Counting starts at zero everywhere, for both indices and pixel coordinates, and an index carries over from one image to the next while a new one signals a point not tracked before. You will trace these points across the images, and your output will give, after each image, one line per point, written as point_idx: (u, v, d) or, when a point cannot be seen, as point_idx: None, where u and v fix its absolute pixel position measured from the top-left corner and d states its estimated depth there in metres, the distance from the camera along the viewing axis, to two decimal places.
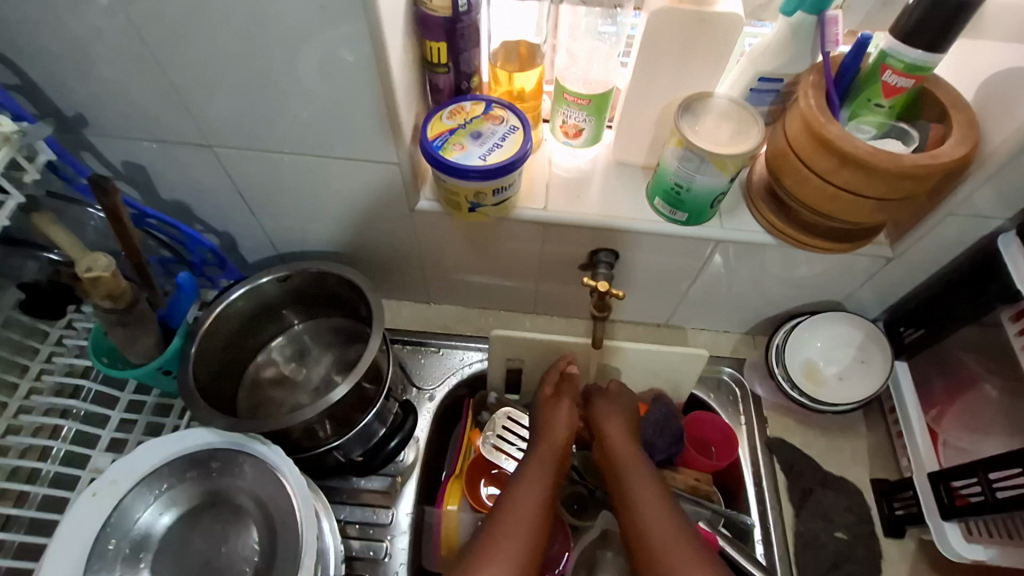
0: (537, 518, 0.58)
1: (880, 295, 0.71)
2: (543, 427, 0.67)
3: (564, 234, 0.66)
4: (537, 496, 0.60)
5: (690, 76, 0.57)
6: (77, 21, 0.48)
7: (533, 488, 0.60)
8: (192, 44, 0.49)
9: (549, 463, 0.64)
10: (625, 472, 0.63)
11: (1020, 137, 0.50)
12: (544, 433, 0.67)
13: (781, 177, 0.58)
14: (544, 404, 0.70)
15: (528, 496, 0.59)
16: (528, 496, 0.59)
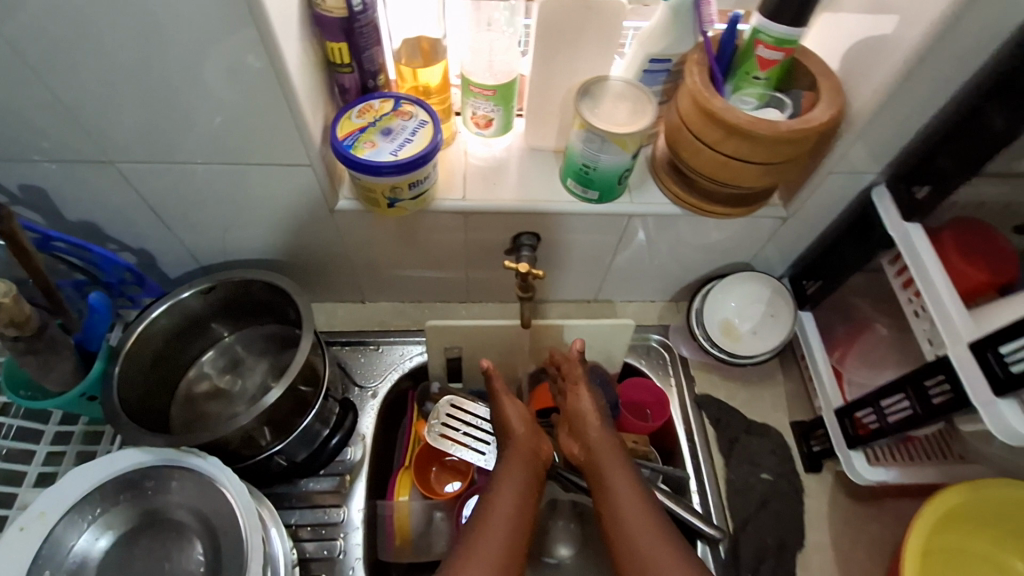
0: (515, 534, 0.52)
1: (782, 253, 0.78)
2: (509, 430, 0.63)
3: (485, 221, 0.68)
4: (512, 501, 0.55)
5: (585, 61, 0.60)
6: None
7: (509, 492, 0.55)
8: (76, 58, 0.47)
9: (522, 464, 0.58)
10: (602, 473, 0.57)
11: (876, 99, 0.55)
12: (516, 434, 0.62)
13: (680, 150, 0.63)
14: (505, 401, 0.65)
15: (504, 501, 0.54)
16: (502, 501, 0.54)
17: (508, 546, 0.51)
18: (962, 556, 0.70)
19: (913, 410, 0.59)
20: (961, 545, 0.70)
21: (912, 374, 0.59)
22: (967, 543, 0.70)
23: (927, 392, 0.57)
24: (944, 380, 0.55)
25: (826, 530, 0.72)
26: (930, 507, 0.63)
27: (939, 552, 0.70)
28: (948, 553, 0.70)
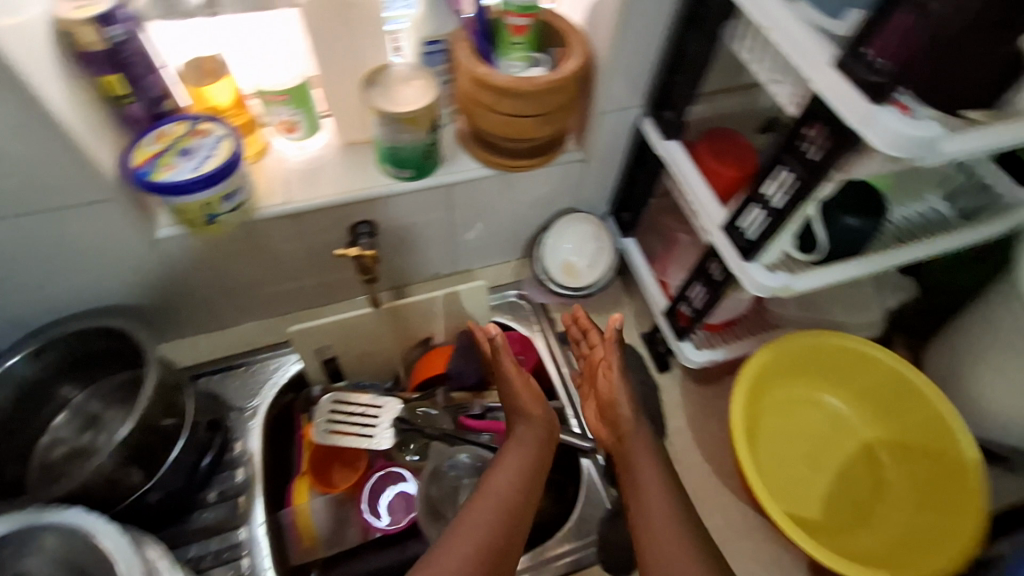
0: (518, 490, 0.67)
1: (596, 192, 0.89)
2: (517, 405, 0.74)
3: (317, 219, 0.72)
4: (511, 482, 0.68)
5: (363, 53, 0.65)
6: None
7: (508, 474, 0.68)
8: None
9: (530, 449, 0.71)
10: (630, 463, 0.70)
11: (611, 44, 0.66)
12: (522, 412, 0.73)
13: (471, 117, 0.69)
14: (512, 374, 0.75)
15: (501, 481, 0.67)
16: (499, 481, 0.67)
17: (498, 522, 0.64)
18: (792, 405, 0.83)
19: (706, 292, 0.71)
20: (789, 396, 0.83)
21: (698, 264, 0.71)
22: (795, 391, 0.83)
23: (710, 274, 0.69)
24: (717, 261, 0.67)
25: (682, 414, 0.84)
26: (744, 372, 0.74)
27: (773, 408, 0.82)
28: (781, 405, 0.82)
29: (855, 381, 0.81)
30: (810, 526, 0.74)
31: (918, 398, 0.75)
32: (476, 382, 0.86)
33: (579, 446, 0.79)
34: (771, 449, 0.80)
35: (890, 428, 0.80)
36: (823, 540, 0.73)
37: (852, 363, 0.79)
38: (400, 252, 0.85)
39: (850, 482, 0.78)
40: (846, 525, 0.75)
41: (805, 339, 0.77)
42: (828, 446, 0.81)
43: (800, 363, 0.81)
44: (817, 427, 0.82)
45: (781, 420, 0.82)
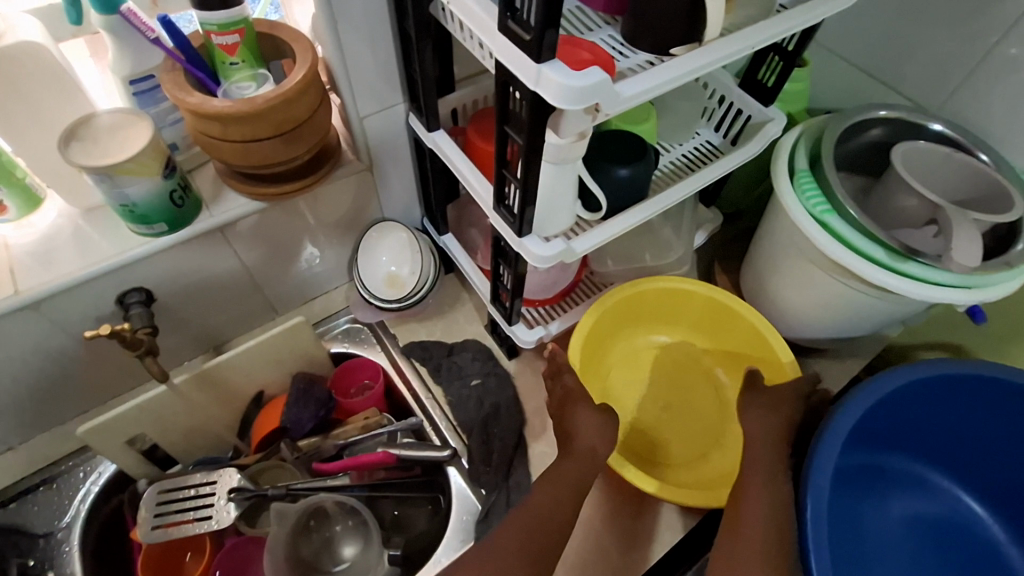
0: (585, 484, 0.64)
1: (400, 197, 0.86)
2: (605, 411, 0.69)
3: (66, 301, 0.63)
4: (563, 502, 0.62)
5: (55, 108, 0.58)
6: None
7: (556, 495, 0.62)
8: None
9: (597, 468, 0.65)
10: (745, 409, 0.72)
11: (334, 43, 0.62)
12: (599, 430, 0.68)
13: (212, 153, 0.63)
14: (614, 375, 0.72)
15: (543, 501, 0.62)
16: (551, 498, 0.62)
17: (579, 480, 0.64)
18: (635, 357, 0.85)
19: (513, 271, 0.69)
20: (630, 349, 0.85)
21: (495, 247, 0.70)
22: (634, 344, 0.86)
23: (506, 251, 0.69)
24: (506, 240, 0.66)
25: (539, 394, 0.83)
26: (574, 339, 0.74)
27: (617, 365, 0.84)
28: (624, 361, 0.85)
29: (685, 318, 0.85)
30: (668, 465, 0.77)
31: (734, 318, 0.79)
32: (320, 422, 0.80)
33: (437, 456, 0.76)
34: (621, 404, 0.81)
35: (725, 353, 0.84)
36: (681, 475, 0.76)
37: (676, 302, 0.82)
38: (201, 311, 0.78)
39: (699, 412, 0.81)
40: (700, 453, 0.78)
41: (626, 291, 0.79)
42: (675, 386, 0.84)
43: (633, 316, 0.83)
44: (662, 371, 0.85)
45: (627, 374, 0.84)
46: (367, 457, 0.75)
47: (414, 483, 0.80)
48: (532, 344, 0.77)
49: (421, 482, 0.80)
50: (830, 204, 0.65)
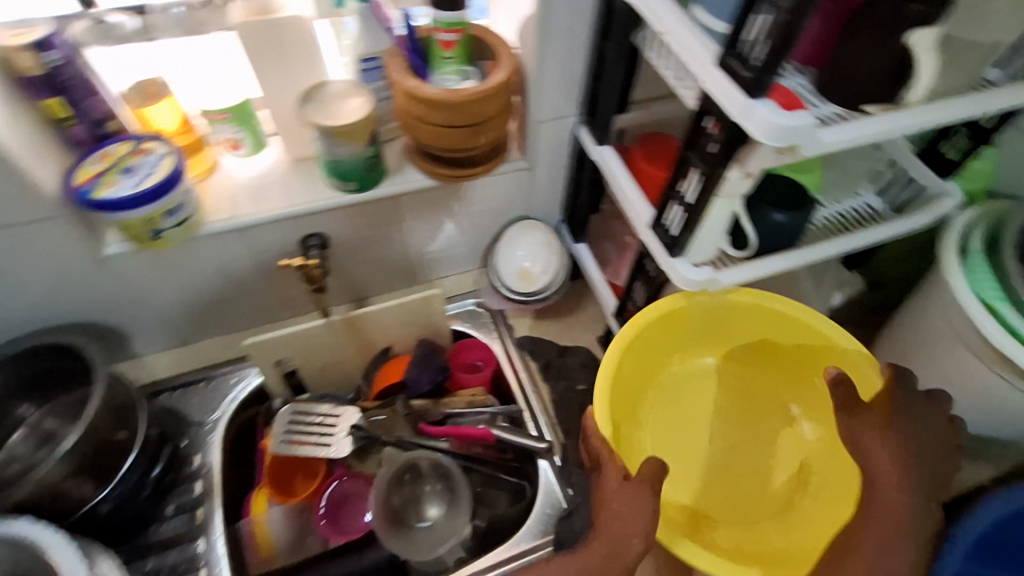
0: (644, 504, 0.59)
1: (547, 200, 0.91)
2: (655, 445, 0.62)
3: (266, 233, 0.74)
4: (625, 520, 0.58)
5: (300, 72, 0.67)
6: None
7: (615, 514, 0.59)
8: None
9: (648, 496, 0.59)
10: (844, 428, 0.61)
11: (536, 54, 0.68)
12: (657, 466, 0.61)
13: (410, 130, 0.72)
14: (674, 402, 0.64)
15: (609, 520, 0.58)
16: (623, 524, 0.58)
17: (638, 496, 0.59)
18: (677, 391, 0.82)
19: (646, 287, 0.74)
20: (675, 380, 0.82)
21: (637, 263, 0.74)
22: (677, 373, 0.82)
23: (648, 269, 0.72)
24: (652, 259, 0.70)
25: None
26: (598, 402, 0.68)
27: (656, 401, 0.81)
28: (663, 398, 0.81)
29: (728, 336, 0.81)
30: (728, 520, 0.73)
31: (784, 322, 0.75)
32: (433, 387, 0.87)
33: (534, 447, 0.79)
34: (665, 446, 0.78)
35: (789, 376, 0.80)
36: (750, 534, 0.72)
37: (718, 318, 0.78)
38: (358, 265, 0.87)
39: (765, 453, 0.78)
40: (775, 509, 0.74)
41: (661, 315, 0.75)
42: (727, 425, 0.80)
43: (665, 345, 0.80)
44: (711, 406, 0.81)
45: (665, 410, 0.81)
46: (470, 429, 0.80)
47: (506, 465, 0.84)
48: None
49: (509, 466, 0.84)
50: (1005, 293, 0.62)
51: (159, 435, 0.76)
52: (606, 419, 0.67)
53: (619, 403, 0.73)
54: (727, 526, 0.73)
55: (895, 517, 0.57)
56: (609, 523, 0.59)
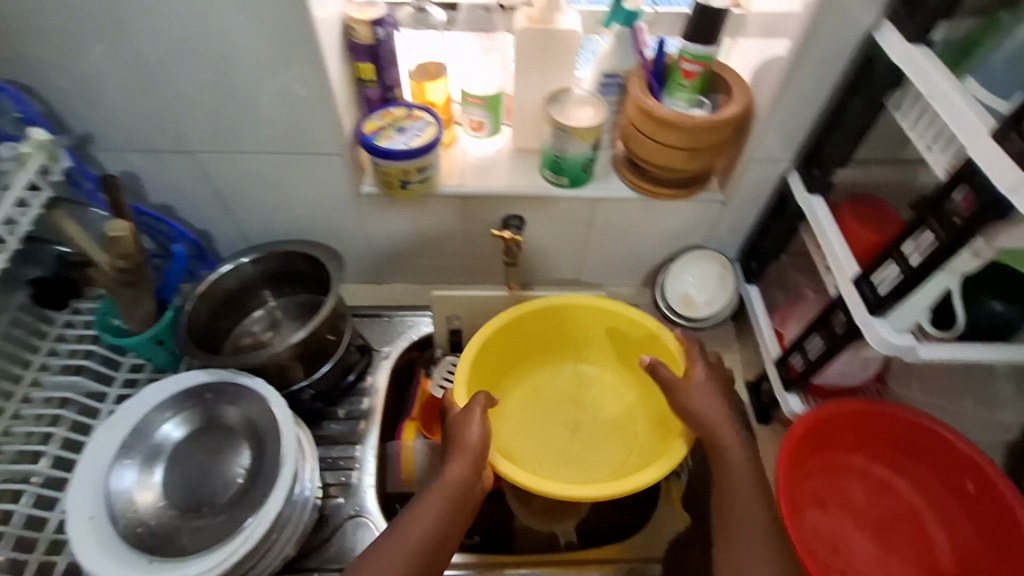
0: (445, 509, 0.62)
1: (730, 236, 0.93)
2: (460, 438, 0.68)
3: (480, 204, 0.85)
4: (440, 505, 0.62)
5: (554, 76, 0.78)
6: (86, 62, 0.65)
7: (440, 495, 0.63)
8: (176, 84, 0.68)
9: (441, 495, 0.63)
10: (718, 444, 0.68)
11: (774, 96, 0.71)
12: (462, 441, 0.67)
13: (630, 144, 0.79)
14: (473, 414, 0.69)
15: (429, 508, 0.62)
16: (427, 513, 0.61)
17: (442, 507, 0.62)
18: (539, 391, 0.92)
19: (825, 343, 0.72)
20: (532, 386, 0.93)
21: (821, 315, 0.73)
22: (530, 380, 0.93)
23: (832, 325, 0.71)
24: (843, 313, 0.68)
25: (772, 465, 0.85)
26: (462, 362, 0.80)
27: (522, 396, 0.91)
28: (531, 395, 0.92)
29: (609, 344, 0.90)
30: (548, 473, 0.84)
31: (616, 318, 0.87)
32: None
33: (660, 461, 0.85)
34: (511, 433, 0.87)
35: (622, 372, 0.92)
36: (565, 477, 0.83)
37: (588, 321, 0.89)
38: (539, 255, 0.96)
39: (570, 454, 0.86)
40: (603, 476, 0.83)
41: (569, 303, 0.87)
42: (564, 421, 0.89)
43: (533, 336, 0.90)
44: (556, 408, 0.91)
45: (528, 404, 0.91)
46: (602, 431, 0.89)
47: None
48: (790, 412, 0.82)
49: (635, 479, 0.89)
50: None
51: (357, 348, 0.89)
52: (465, 374, 0.79)
53: (478, 372, 0.84)
54: (558, 477, 0.83)
55: (746, 505, 0.64)
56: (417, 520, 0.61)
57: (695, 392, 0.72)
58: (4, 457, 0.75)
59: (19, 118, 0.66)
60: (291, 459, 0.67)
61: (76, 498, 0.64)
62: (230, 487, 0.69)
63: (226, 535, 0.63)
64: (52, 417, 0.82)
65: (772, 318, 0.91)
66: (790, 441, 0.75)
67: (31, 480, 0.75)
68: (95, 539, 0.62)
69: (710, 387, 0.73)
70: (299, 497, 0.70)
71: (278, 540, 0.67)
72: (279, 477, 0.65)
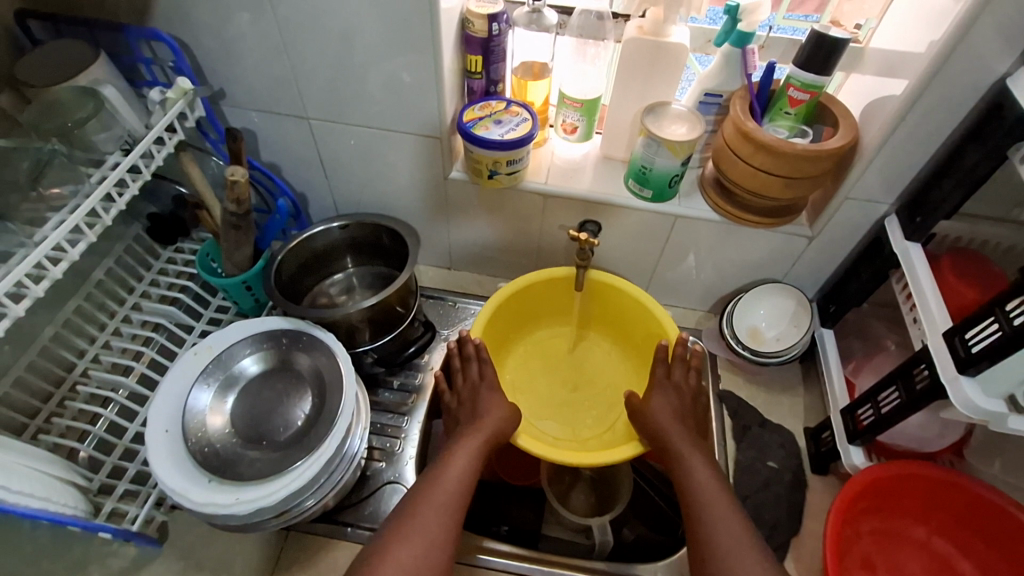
0: (456, 500, 0.64)
1: (810, 275, 0.90)
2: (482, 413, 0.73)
3: (561, 206, 0.86)
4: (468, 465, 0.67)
5: (655, 89, 0.78)
6: (233, 26, 0.72)
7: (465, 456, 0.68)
8: (304, 55, 0.74)
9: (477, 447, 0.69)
10: (678, 452, 0.68)
11: (883, 134, 0.69)
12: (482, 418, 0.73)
13: (721, 165, 0.78)
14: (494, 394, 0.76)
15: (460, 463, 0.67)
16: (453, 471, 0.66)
17: (452, 497, 0.64)
18: (544, 346, 0.98)
19: (900, 398, 0.68)
20: (539, 340, 0.98)
21: (902, 368, 0.68)
22: (539, 335, 0.98)
23: (913, 381, 0.66)
24: (926, 368, 0.64)
25: (821, 519, 0.80)
26: (487, 305, 0.85)
27: (527, 347, 0.97)
28: (537, 348, 0.98)
29: (634, 332, 0.92)
30: (544, 424, 0.90)
31: (633, 302, 0.88)
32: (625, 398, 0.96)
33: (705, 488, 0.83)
34: (519, 380, 0.94)
35: (630, 350, 0.95)
36: (557, 430, 0.89)
37: (620, 304, 0.90)
38: (609, 264, 0.96)
39: (563, 409, 0.92)
40: (592, 433, 0.89)
41: (601, 280, 0.88)
42: (566, 378, 0.96)
43: (562, 301, 0.94)
44: (560, 368, 0.97)
45: (534, 357, 0.97)
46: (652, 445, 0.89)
47: (666, 495, 0.87)
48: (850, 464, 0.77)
49: (669, 500, 0.87)
50: None
51: (422, 325, 0.93)
52: (488, 315, 0.84)
53: (498, 322, 0.88)
54: (538, 421, 0.90)
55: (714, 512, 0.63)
56: (423, 507, 0.62)
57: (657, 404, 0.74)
58: (101, 366, 0.83)
59: (170, 67, 0.74)
60: (349, 413, 0.71)
61: (159, 408, 0.70)
62: (290, 428, 0.74)
63: (278, 471, 0.68)
64: (144, 339, 0.90)
65: (844, 367, 0.86)
66: (846, 495, 0.71)
67: (119, 391, 0.83)
68: (167, 449, 0.68)
69: (667, 399, 0.74)
70: (350, 452, 0.74)
71: (323, 487, 0.71)
72: (335, 428, 0.70)
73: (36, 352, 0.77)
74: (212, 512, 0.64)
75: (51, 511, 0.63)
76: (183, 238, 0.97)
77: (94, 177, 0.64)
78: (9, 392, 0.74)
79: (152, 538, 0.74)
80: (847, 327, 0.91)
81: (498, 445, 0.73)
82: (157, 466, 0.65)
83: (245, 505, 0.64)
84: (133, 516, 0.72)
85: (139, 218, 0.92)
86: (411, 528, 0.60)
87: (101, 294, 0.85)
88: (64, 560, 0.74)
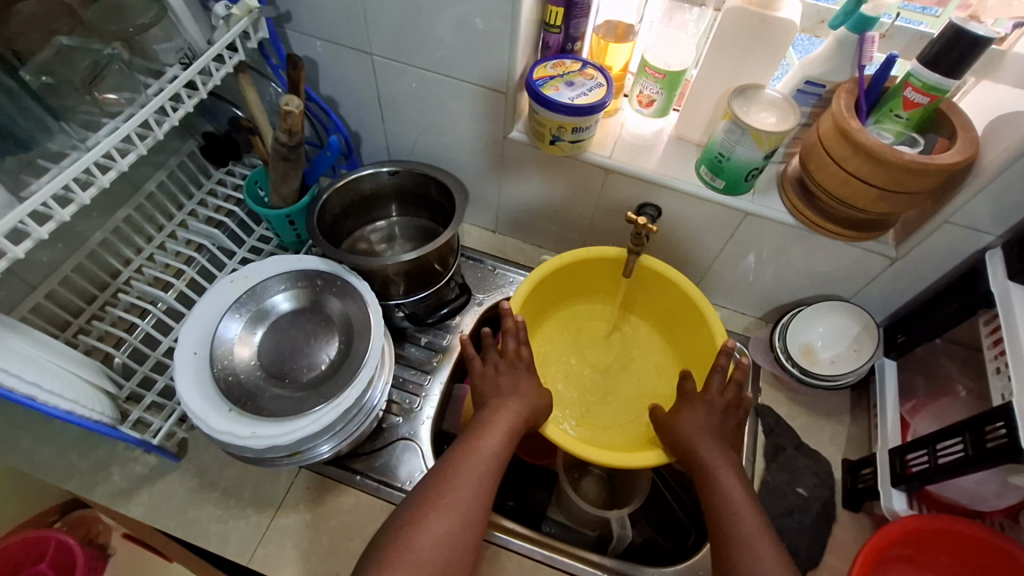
0: (481, 490, 0.58)
1: (881, 299, 0.83)
2: (514, 387, 0.70)
3: (623, 183, 0.80)
4: (503, 442, 0.63)
5: (748, 69, 0.71)
6: None
7: (499, 432, 0.63)
8: None
9: (509, 422, 0.65)
10: (712, 471, 0.63)
11: (1009, 154, 0.59)
12: (517, 392, 0.69)
13: (809, 165, 0.71)
14: (525, 370, 0.73)
15: (493, 438, 0.63)
16: (488, 444, 0.62)
17: (477, 487, 0.58)
18: (579, 323, 0.94)
19: (964, 452, 0.61)
20: (574, 317, 0.94)
21: (973, 420, 0.61)
22: (576, 311, 0.94)
23: (984, 436, 0.59)
24: (1003, 427, 0.57)
25: (845, 558, 0.75)
26: (527, 280, 0.81)
27: (560, 322, 0.94)
28: (570, 325, 0.94)
29: (680, 328, 0.87)
30: (566, 405, 0.87)
31: (683, 298, 0.82)
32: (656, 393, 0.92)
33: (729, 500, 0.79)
34: (546, 356, 0.91)
35: (671, 344, 0.90)
36: (579, 415, 0.86)
37: (668, 296, 0.85)
38: (663, 252, 0.90)
39: (589, 391, 0.89)
40: (616, 422, 0.86)
41: (652, 268, 0.83)
42: (597, 361, 0.92)
43: (608, 281, 0.90)
44: (592, 348, 0.93)
45: (567, 334, 0.94)
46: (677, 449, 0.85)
47: (682, 501, 0.85)
48: (889, 509, 0.71)
49: (685, 508, 0.84)
50: None
51: (457, 287, 0.90)
52: (526, 290, 0.80)
53: (536, 297, 0.85)
54: (564, 401, 0.88)
55: (750, 537, 0.57)
56: (448, 491, 0.57)
57: (697, 414, 0.69)
58: (143, 278, 0.84)
59: None
60: (373, 365, 0.69)
61: (191, 329, 0.71)
62: (315, 369, 0.74)
63: (297, 412, 0.67)
64: (186, 257, 0.90)
65: (900, 403, 0.80)
66: (881, 537, 0.66)
67: (157, 305, 0.84)
68: (193, 371, 0.68)
69: (701, 413, 0.69)
70: (370, 404, 0.73)
71: (338, 433, 0.70)
72: (357, 377, 0.68)
73: (84, 255, 0.78)
74: (228, 441, 0.64)
75: (77, 414, 0.64)
76: (234, 161, 0.95)
77: (151, 89, 0.62)
78: (55, 291, 0.75)
79: (172, 451, 0.77)
80: (910, 360, 0.84)
81: (529, 424, 0.69)
82: (182, 388, 0.66)
83: (260, 439, 0.64)
84: (156, 428, 0.74)
85: (194, 134, 0.92)
86: (435, 514, 0.55)
87: (151, 207, 0.86)
88: (91, 456, 0.78)
